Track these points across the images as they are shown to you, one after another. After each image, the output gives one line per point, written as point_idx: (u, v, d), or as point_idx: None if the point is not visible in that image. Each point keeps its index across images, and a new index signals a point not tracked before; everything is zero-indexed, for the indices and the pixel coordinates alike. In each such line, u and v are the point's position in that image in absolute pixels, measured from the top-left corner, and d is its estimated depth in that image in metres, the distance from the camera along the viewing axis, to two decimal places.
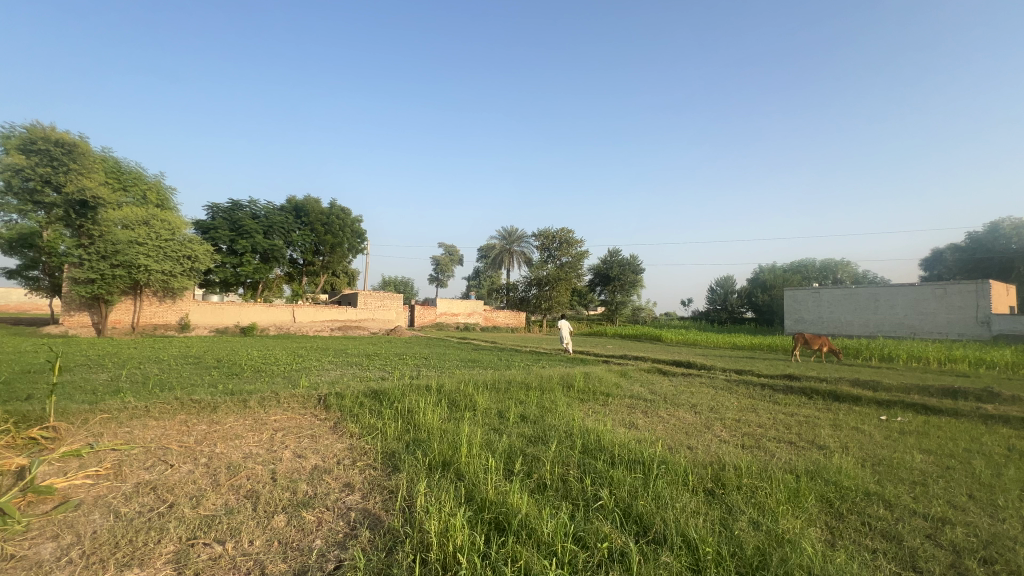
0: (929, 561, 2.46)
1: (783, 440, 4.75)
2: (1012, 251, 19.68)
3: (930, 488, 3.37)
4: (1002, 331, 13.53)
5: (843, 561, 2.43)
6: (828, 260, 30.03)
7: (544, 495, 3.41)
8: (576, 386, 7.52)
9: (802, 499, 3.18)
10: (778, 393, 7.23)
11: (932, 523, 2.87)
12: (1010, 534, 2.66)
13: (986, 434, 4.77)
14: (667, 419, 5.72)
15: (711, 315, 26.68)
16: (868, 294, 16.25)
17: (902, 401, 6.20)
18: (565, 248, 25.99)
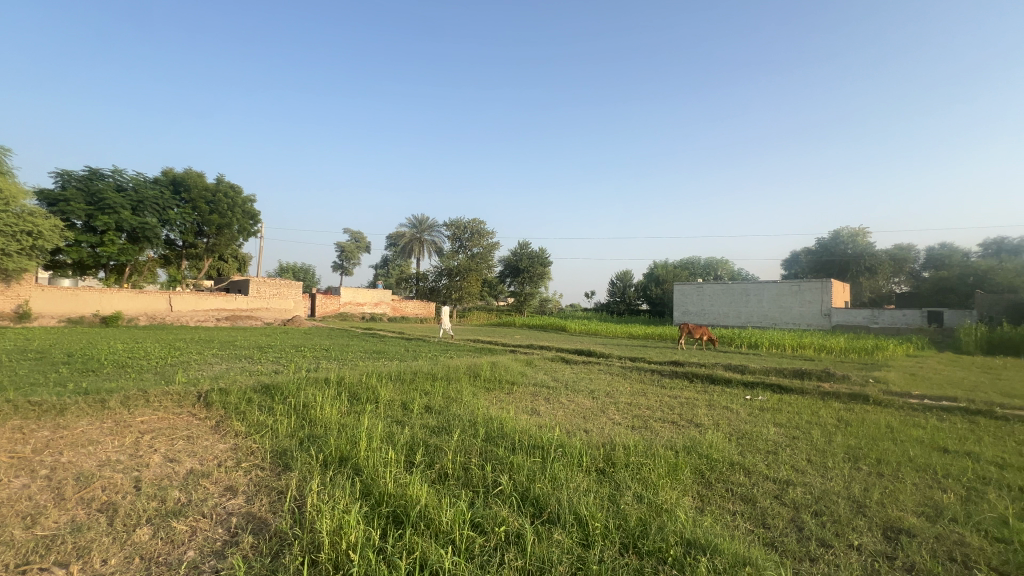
0: (775, 518, 2.87)
1: (667, 420, 5.22)
2: (848, 254, 23.70)
3: (779, 455, 3.93)
4: (838, 322, 16.21)
5: (708, 524, 2.75)
6: (711, 259, 33.54)
7: (445, 485, 3.41)
8: (482, 375, 7.61)
9: (679, 472, 3.54)
10: (665, 378, 7.94)
11: (779, 485, 3.34)
12: (835, 491, 3.19)
13: (822, 408, 5.69)
14: (567, 405, 6.04)
15: (611, 307, 28.49)
16: (742, 289, 18.38)
17: (763, 383, 7.15)
18: (476, 239, 26.08)
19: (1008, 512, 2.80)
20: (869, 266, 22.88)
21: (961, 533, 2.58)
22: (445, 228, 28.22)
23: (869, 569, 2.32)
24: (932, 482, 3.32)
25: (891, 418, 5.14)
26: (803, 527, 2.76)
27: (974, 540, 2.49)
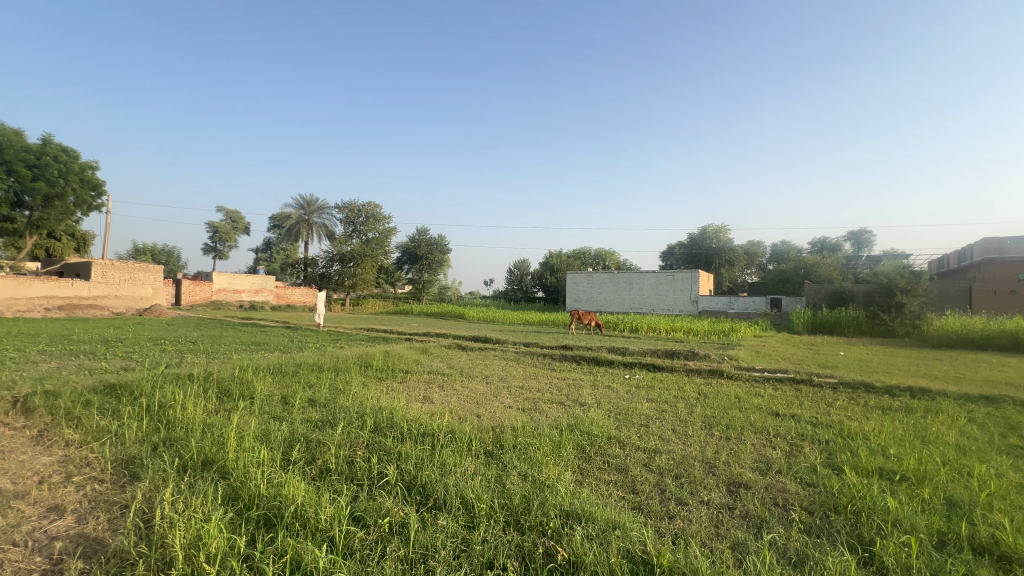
0: (642, 483, 3.17)
1: (555, 401, 5.50)
2: (712, 248, 26.92)
3: (650, 427, 4.35)
4: (704, 308, 18.38)
5: (585, 495, 2.95)
6: (600, 250, 35.87)
7: (327, 481, 3.22)
8: (373, 365, 7.31)
9: (562, 449, 3.75)
10: (556, 361, 8.35)
11: (647, 454, 3.70)
12: (692, 455, 3.63)
13: (686, 383, 6.43)
14: (461, 391, 6.06)
15: (508, 294, 29.16)
16: (626, 278, 19.94)
17: (640, 363, 7.86)
18: (372, 223, 24.84)
19: (817, 460, 3.41)
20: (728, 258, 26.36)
21: (783, 481, 3.08)
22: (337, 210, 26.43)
23: (714, 519, 2.67)
24: (766, 441, 3.92)
25: (739, 390, 5.98)
26: (664, 489, 3.09)
27: (792, 486, 2.99)
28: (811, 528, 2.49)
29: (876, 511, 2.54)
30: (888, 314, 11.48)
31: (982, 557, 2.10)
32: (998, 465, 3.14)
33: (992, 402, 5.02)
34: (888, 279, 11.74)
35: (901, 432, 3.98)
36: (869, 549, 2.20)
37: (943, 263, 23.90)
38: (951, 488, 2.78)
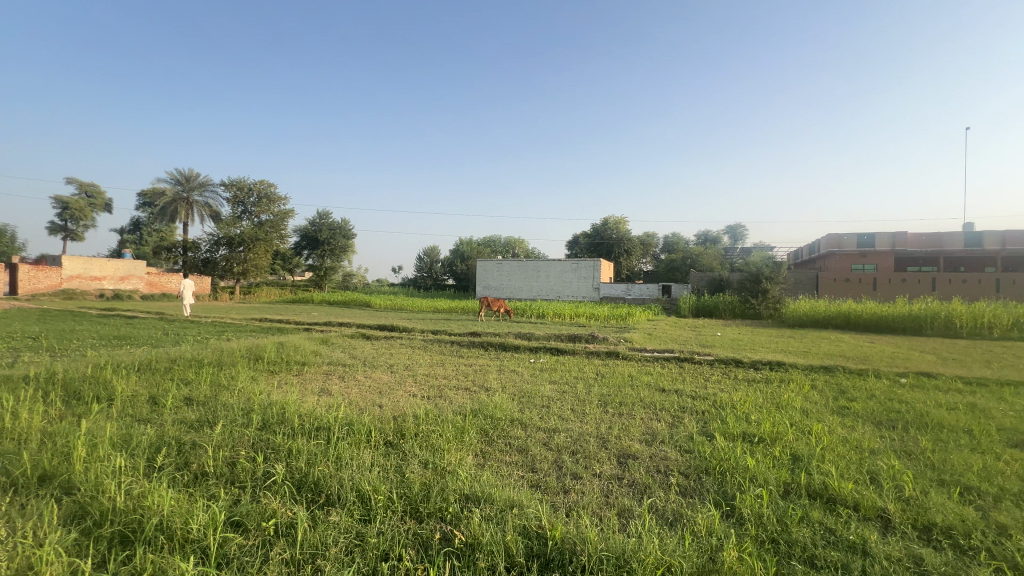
0: (541, 462, 3.29)
1: (461, 387, 5.50)
2: (613, 238, 28.59)
3: (550, 408, 4.52)
4: (604, 294, 19.53)
5: (485, 477, 2.98)
6: (510, 238, 36.42)
7: (202, 486, 2.90)
8: (264, 358, 6.72)
9: (465, 435, 3.75)
10: (463, 348, 8.35)
11: (547, 433, 3.85)
12: (588, 432, 3.83)
13: (586, 365, 6.80)
14: (363, 381, 5.81)
15: (417, 282, 28.52)
16: (534, 266, 20.45)
17: (544, 347, 8.14)
18: (264, 204, 22.64)
19: (694, 429, 3.79)
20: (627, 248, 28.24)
21: (665, 450, 3.38)
22: (222, 188, 23.68)
23: (605, 490, 2.84)
24: (653, 415, 4.28)
25: (632, 369, 6.46)
26: (561, 466, 3.23)
27: (672, 454, 3.29)
28: (686, 489, 2.76)
29: (737, 470, 2.89)
30: (756, 299, 13.12)
31: (815, 500, 2.48)
32: (831, 423, 3.74)
33: (829, 371, 5.98)
34: (757, 268, 13.39)
35: (760, 401, 4.58)
36: (730, 503, 2.48)
37: (798, 256, 27.89)
38: (795, 445, 3.25)
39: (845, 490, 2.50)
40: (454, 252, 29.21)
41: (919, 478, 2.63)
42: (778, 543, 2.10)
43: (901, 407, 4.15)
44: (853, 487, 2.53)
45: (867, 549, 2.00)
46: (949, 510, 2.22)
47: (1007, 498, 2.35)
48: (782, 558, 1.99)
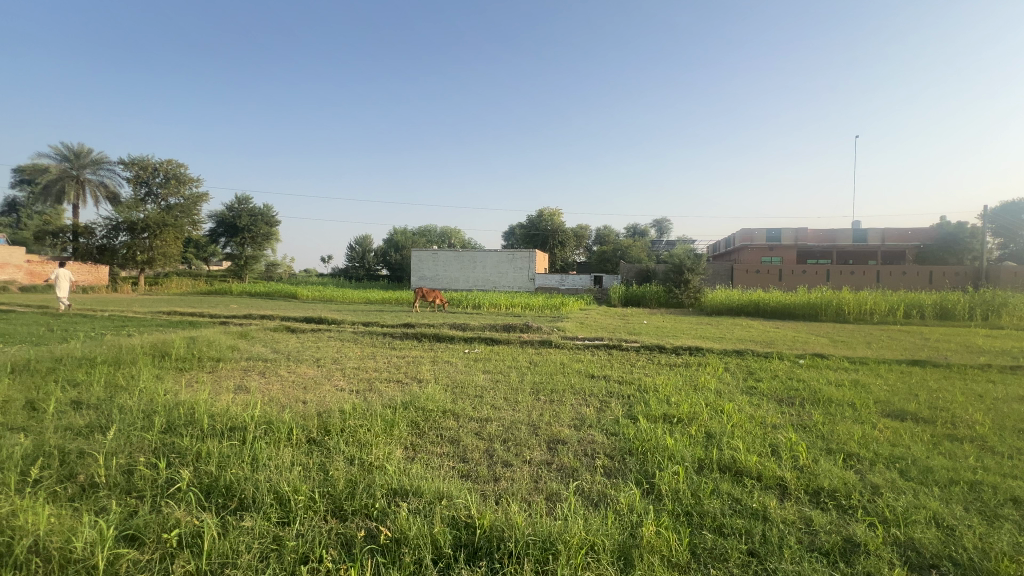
0: (472, 452, 3.27)
1: (393, 379, 5.36)
2: (548, 230, 29.02)
3: (483, 398, 4.52)
4: (539, 285, 19.85)
5: (415, 470, 2.91)
6: (446, 228, 35.88)
7: (91, 499, 2.58)
8: (172, 355, 6.11)
9: (395, 428, 3.64)
10: (396, 339, 8.12)
11: (479, 423, 3.84)
12: (520, 420, 3.86)
13: (520, 354, 6.88)
14: (286, 377, 5.47)
15: (349, 272, 27.27)
16: (470, 256, 20.29)
17: (479, 337, 8.13)
18: (173, 186, 20.50)
19: (620, 413, 3.96)
20: (561, 239, 28.84)
21: (593, 434, 3.49)
22: (120, 166, 21.13)
23: (534, 476, 2.88)
24: (582, 401, 4.42)
25: (564, 357, 6.63)
26: (493, 455, 3.23)
27: (599, 437, 3.41)
28: (610, 470, 2.87)
29: (657, 449, 3.05)
30: (680, 289, 13.99)
31: (725, 473, 2.67)
32: (740, 402, 4.07)
33: (740, 354, 6.50)
34: (680, 260, 14.19)
35: (680, 383, 4.88)
36: (650, 481, 2.62)
37: (716, 249, 29.99)
38: (709, 424, 3.49)
39: (750, 463, 2.71)
40: (388, 241, 28.28)
41: (810, 448, 2.92)
42: (692, 515, 2.24)
43: (798, 385, 4.61)
44: (756, 460, 2.76)
45: (767, 514, 2.19)
46: (834, 475, 2.49)
47: (881, 462, 2.67)
48: (695, 529, 2.12)
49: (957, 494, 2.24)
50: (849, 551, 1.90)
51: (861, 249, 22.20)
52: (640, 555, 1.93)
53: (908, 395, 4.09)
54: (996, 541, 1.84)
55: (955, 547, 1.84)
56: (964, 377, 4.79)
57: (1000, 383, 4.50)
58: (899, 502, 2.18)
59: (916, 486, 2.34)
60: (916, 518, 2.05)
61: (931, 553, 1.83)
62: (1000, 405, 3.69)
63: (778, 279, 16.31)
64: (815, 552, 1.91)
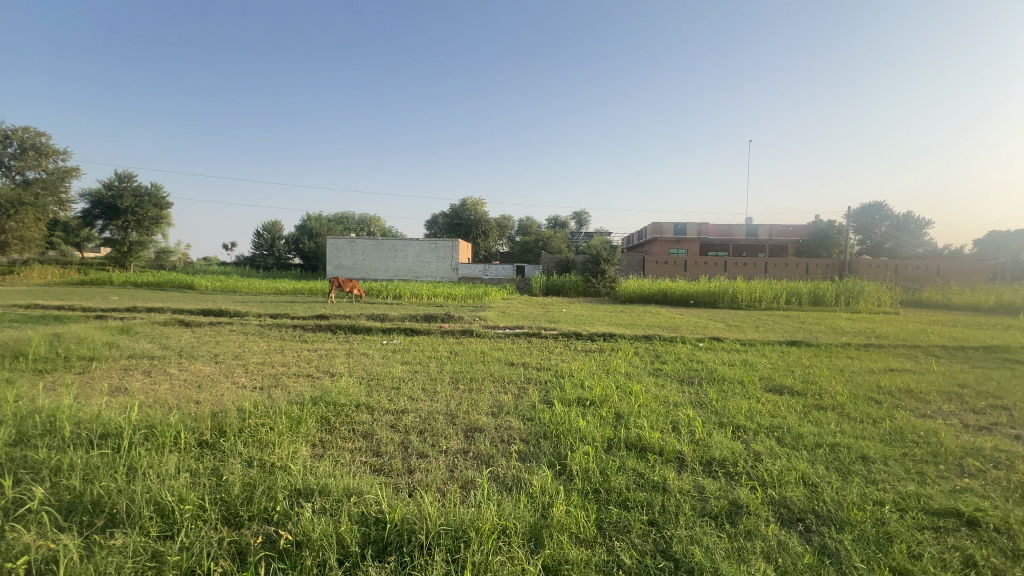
0: (387, 446, 3.13)
1: (302, 374, 5.01)
2: (471, 219, 28.75)
3: (400, 389, 4.37)
4: (462, 275, 19.68)
5: (323, 468, 2.68)
6: (364, 215, 34.29)
7: None
8: (31, 355, 5.22)
9: (302, 425, 3.37)
10: (308, 332, 7.61)
11: (395, 416, 3.69)
12: (437, 410, 3.78)
13: (441, 344, 6.78)
14: (177, 375, 4.92)
15: (257, 261, 24.98)
16: (391, 246, 19.57)
17: (398, 328, 7.87)
18: (32, 157, 17.39)
19: (537, 398, 4.04)
20: (484, 229, 28.78)
21: (510, 420, 3.52)
22: None
23: (449, 466, 2.83)
24: (501, 388, 4.44)
25: (485, 346, 6.63)
26: (408, 448, 3.11)
27: (515, 423, 3.45)
28: (525, 454, 2.91)
29: (569, 431, 3.16)
30: (597, 279, 14.66)
31: (631, 450, 2.83)
32: (647, 382, 4.36)
33: (649, 339, 6.95)
34: (597, 251, 14.78)
35: (594, 368, 5.11)
36: (563, 462, 2.69)
37: (630, 240, 31.73)
38: (619, 405, 3.68)
39: (653, 440, 2.89)
40: (300, 228, 26.42)
41: (706, 422, 3.19)
42: (600, 492, 2.33)
43: (698, 366, 5.02)
44: (659, 437, 2.94)
45: (667, 485, 2.36)
46: (724, 446, 2.73)
47: (762, 431, 2.98)
48: (602, 505, 2.21)
49: (820, 455, 2.56)
50: (734, 513, 2.09)
51: (752, 243, 24.71)
52: (550, 534, 1.96)
53: (786, 371, 4.63)
54: (849, 494, 2.13)
55: (818, 501, 2.10)
56: (829, 354, 5.53)
57: (856, 358, 5.26)
58: (776, 466, 2.44)
59: (789, 451, 2.63)
60: (788, 479, 2.31)
61: (799, 508, 2.06)
62: (855, 376, 4.32)
63: (683, 269, 17.63)
64: (706, 516, 2.07)
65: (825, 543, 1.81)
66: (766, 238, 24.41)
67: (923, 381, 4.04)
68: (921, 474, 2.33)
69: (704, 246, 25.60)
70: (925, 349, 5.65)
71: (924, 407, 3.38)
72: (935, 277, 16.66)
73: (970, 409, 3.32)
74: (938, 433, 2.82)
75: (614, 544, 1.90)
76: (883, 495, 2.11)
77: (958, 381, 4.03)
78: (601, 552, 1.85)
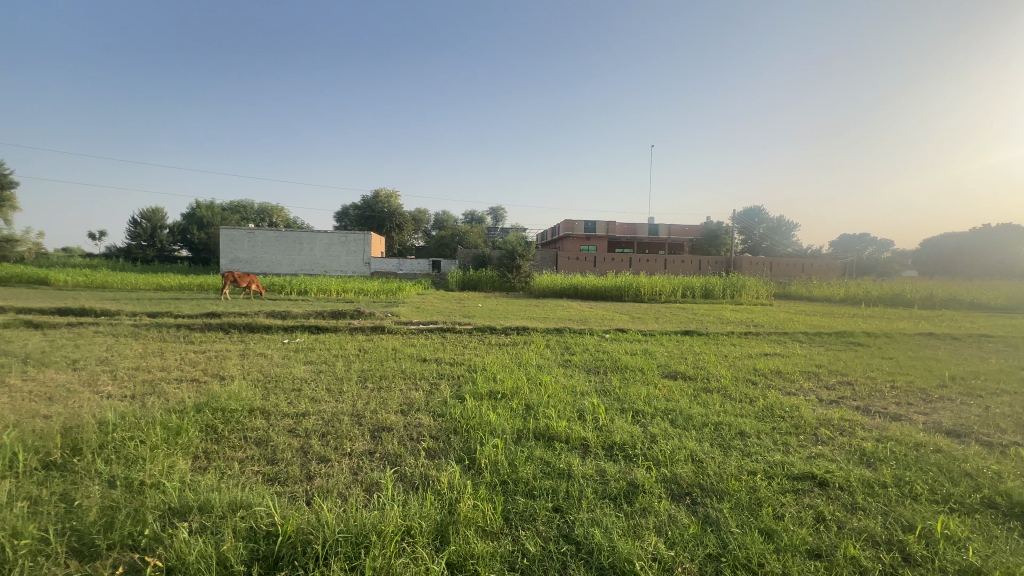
0: (284, 451, 2.76)
1: (185, 379, 4.43)
2: (384, 212, 27.55)
3: (302, 390, 4.01)
4: (375, 269, 18.88)
5: (207, 481, 2.26)
6: (264, 204, 31.48)
7: None
8: None
9: (182, 435, 2.83)
10: (193, 332, 6.79)
11: (296, 419, 3.28)
12: (343, 411, 3.47)
13: (349, 342, 6.42)
14: (18, 386, 4.10)
15: (133, 254, 21.57)
16: (295, 238, 18.16)
17: (301, 325, 7.32)
18: None
19: (448, 394, 3.95)
20: (398, 222, 27.80)
21: (420, 418, 3.37)
22: None
23: (355, 468, 2.59)
24: (412, 386, 4.29)
25: (397, 343, 6.40)
26: (309, 452, 2.77)
27: (426, 420, 3.31)
28: (434, 452, 2.81)
29: (481, 426, 3.11)
30: (512, 274, 14.89)
31: (539, 440, 2.88)
32: (556, 374, 4.49)
33: (560, 332, 7.17)
34: (512, 247, 14.99)
35: (507, 361, 5.15)
36: (472, 457, 2.66)
37: (544, 237, 32.61)
38: (529, 397, 3.73)
39: (560, 429, 2.98)
40: (187, 216, 23.56)
41: (609, 409, 3.35)
42: (507, 484, 2.35)
43: (604, 356, 5.27)
44: (565, 425, 3.04)
45: (571, 472, 2.43)
46: (624, 431, 2.89)
47: (657, 415, 3.20)
48: (509, 496, 2.22)
49: (705, 433, 2.82)
50: (632, 493, 2.21)
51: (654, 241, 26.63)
52: (456, 530, 1.92)
53: (680, 359, 5.03)
54: (728, 467, 2.35)
55: (703, 476, 2.29)
56: (716, 342, 6.12)
57: (738, 345, 5.86)
58: (668, 447, 2.63)
59: (680, 431, 2.86)
60: (679, 458, 2.50)
61: (686, 484, 2.24)
62: (736, 361, 4.81)
63: (593, 265, 18.46)
64: (606, 498, 2.17)
65: (707, 513, 1.98)
66: (666, 236, 26.43)
67: (789, 363, 4.61)
68: (785, 444, 2.64)
69: (611, 243, 27.07)
70: (791, 335, 6.48)
71: (790, 385, 3.86)
72: (801, 273, 19.28)
73: (823, 386, 3.85)
74: (799, 408, 3.23)
75: (520, 534, 1.92)
76: (756, 465, 2.36)
77: (816, 362, 4.67)
78: (507, 543, 1.85)
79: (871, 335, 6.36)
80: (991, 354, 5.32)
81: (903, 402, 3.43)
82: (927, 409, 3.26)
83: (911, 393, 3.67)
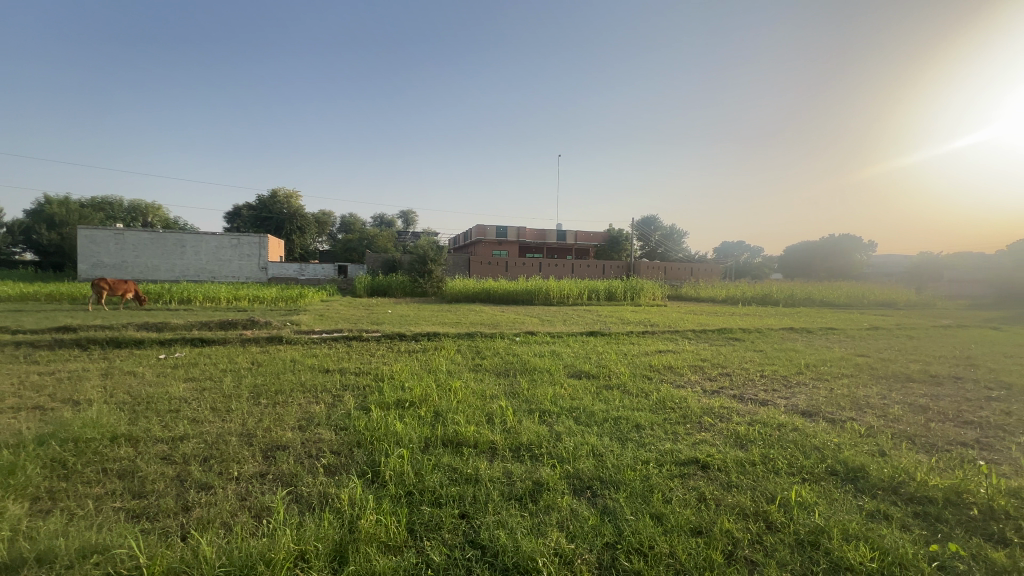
0: (155, 481, 2.42)
1: (23, 408, 3.69)
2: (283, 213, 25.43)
3: (181, 411, 3.54)
4: (274, 274, 17.39)
5: (51, 526, 1.89)
6: (135, 201, 27.60)
7: None
8: None
9: (17, 474, 2.36)
10: (38, 351, 5.70)
11: (169, 444, 2.89)
12: (229, 431, 3.12)
13: (240, 354, 5.83)
14: None
15: None
16: (177, 240, 16.13)
17: (182, 338, 6.49)
18: None
19: (352, 406, 3.74)
20: (299, 224, 25.79)
21: (320, 432, 3.14)
22: None
23: (241, 493, 2.35)
24: (312, 399, 3.99)
25: (296, 354, 5.91)
26: (187, 480, 2.46)
27: (326, 434, 3.10)
28: (333, 467, 2.64)
29: (386, 437, 2.98)
30: (424, 279, 14.60)
31: (446, 447, 2.83)
32: (466, 378, 4.46)
33: (471, 336, 7.19)
34: (424, 251, 14.70)
35: (416, 368, 5.01)
36: (376, 469, 2.54)
37: (456, 241, 32.47)
38: (437, 403, 3.66)
39: (468, 434, 2.96)
40: (33, 212, 20.06)
41: (516, 411, 3.40)
42: (412, 494, 2.28)
43: (515, 359, 5.33)
44: (474, 430, 3.02)
45: (479, 476, 2.42)
46: (531, 431, 2.95)
47: (563, 414, 3.31)
48: (414, 507, 2.16)
49: (606, 428, 2.98)
50: (537, 491, 2.26)
51: (562, 246, 27.76)
52: (356, 548, 1.80)
53: (584, 358, 5.28)
54: (625, 458, 2.51)
55: (602, 470, 2.41)
56: (617, 342, 6.52)
57: (636, 343, 6.31)
58: (572, 443, 2.74)
59: (583, 428, 2.99)
60: (581, 454, 2.61)
61: (588, 478, 2.34)
62: (635, 359, 5.16)
63: (504, 269, 18.67)
64: (512, 499, 2.20)
65: (605, 505, 2.08)
66: (572, 242, 27.69)
67: (680, 359, 5.05)
68: (675, 433, 2.88)
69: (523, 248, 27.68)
70: (682, 333, 7.10)
71: (681, 380, 4.21)
72: (690, 276, 21.26)
73: (707, 378, 4.26)
74: (687, 399, 3.55)
75: (425, 545, 1.87)
76: (649, 454, 2.55)
77: (701, 357, 5.17)
78: (410, 555, 1.79)
79: (746, 331, 7.18)
80: (835, 344, 6.27)
81: (769, 389, 3.91)
82: (788, 394, 3.75)
83: (776, 381, 4.19)
